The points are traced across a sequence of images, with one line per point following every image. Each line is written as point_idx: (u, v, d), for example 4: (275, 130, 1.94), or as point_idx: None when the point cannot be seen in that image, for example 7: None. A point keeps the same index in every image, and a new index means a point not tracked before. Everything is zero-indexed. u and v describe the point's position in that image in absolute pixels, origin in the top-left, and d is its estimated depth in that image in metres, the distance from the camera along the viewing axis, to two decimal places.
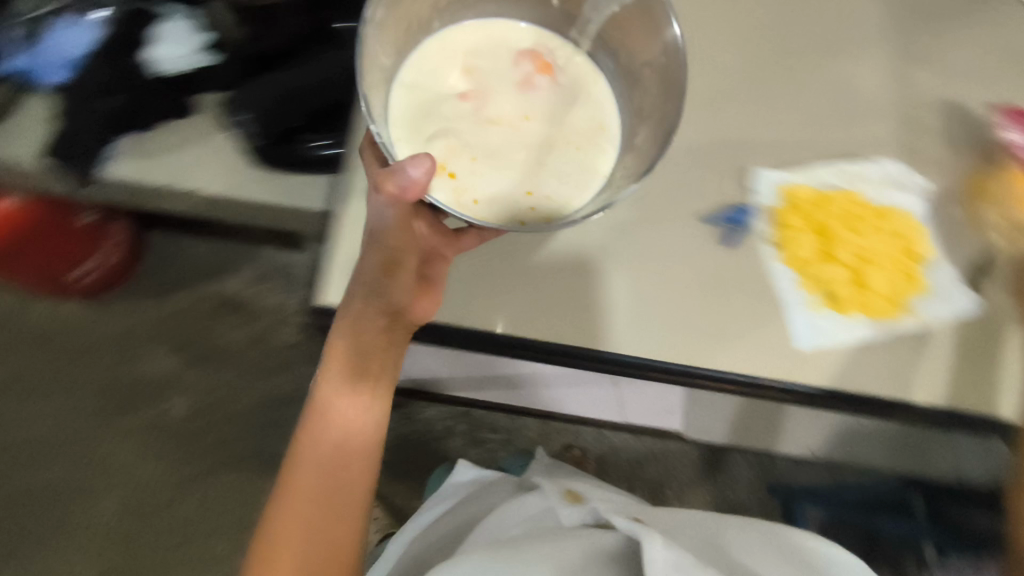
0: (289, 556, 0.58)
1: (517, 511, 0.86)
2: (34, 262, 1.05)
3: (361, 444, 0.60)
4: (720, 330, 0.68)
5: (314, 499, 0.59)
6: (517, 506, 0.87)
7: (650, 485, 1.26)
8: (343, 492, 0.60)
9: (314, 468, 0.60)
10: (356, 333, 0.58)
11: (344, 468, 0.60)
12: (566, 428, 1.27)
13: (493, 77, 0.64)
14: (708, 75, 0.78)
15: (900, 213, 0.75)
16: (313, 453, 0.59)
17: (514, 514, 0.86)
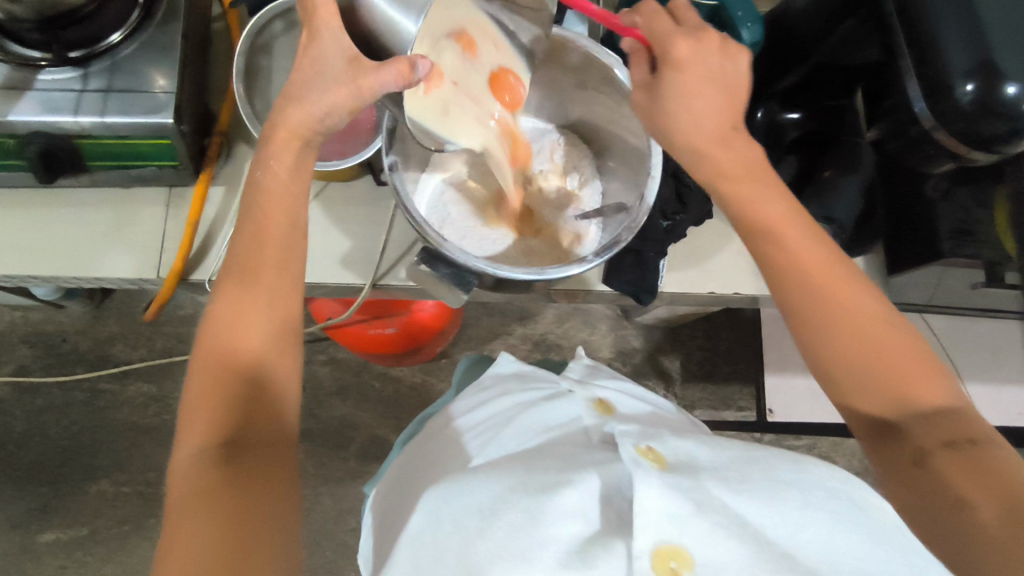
0: (205, 386, 0.42)
1: (523, 389, 0.65)
2: (419, 342, 0.99)
3: (242, 342, 0.43)
4: (820, 290, 0.45)
5: (213, 381, 0.42)
6: (486, 378, 0.70)
7: (735, 366, 1.22)
8: (276, 333, 0.44)
9: (212, 364, 0.42)
10: (274, 205, 0.45)
11: (228, 360, 0.42)
12: (630, 357, 1.24)
13: (438, 48, 0.48)
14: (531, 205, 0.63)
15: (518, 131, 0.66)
16: (265, 231, 0.45)
17: (494, 392, 0.67)
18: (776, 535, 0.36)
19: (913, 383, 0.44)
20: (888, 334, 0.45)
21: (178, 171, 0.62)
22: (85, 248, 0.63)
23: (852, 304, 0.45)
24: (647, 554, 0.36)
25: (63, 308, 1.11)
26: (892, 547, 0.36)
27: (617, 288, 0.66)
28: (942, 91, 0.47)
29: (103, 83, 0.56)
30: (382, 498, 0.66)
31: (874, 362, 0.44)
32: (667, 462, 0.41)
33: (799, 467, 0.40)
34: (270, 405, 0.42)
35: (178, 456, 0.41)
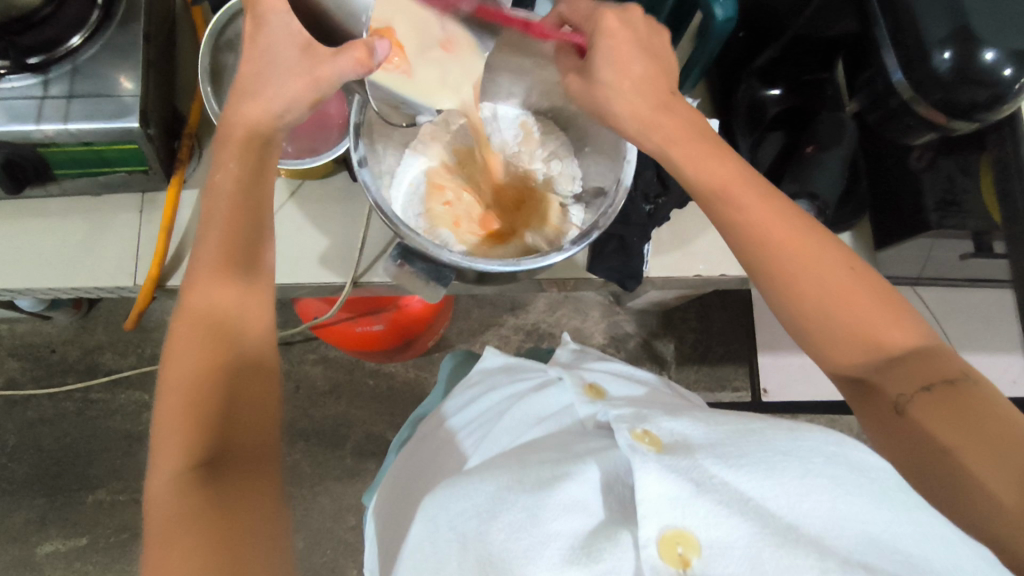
0: (174, 402, 0.40)
1: (513, 382, 0.64)
2: (408, 338, 0.98)
3: (211, 352, 0.41)
4: (787, 263, 0.45)
5: (181, 394, 0.40)
6: (473, 375, 0.69)
7: (728, 347, 1.22)
8: (251, 342, 0.43)
9: (182, 377, 0.40)
10: (237, 203, 0.44)
11: (200, 370, 0.41)
12: (623, 343, 1.24)
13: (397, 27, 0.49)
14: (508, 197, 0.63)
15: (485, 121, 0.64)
16: (227, 233, 0.43)
17: (482, 388, 0.66)
18: (776, 509, 0.35)
19: (879, 327, 0.43)
20: (858, 287, 0.44)
21: (149, 176, 0.61)
22: (61, 259, 0.62)
23: (817, 261, 0.44)
24: (654, 543, 0.35)
25: (49, 319, 1.10)
26: (897, 505, 0.34)
27: (602, 275, 0.65)
28: (919, 60, 0.46)
29: (65, 89, 0.54)
30: (380, 508, 0.64)
31: (846, 315, 0.43)
32: (664, 444, 0.40)
33: (794, 434, 0.38)
34: (250, 412, 0.41)
35: (154, 480, 0.39)
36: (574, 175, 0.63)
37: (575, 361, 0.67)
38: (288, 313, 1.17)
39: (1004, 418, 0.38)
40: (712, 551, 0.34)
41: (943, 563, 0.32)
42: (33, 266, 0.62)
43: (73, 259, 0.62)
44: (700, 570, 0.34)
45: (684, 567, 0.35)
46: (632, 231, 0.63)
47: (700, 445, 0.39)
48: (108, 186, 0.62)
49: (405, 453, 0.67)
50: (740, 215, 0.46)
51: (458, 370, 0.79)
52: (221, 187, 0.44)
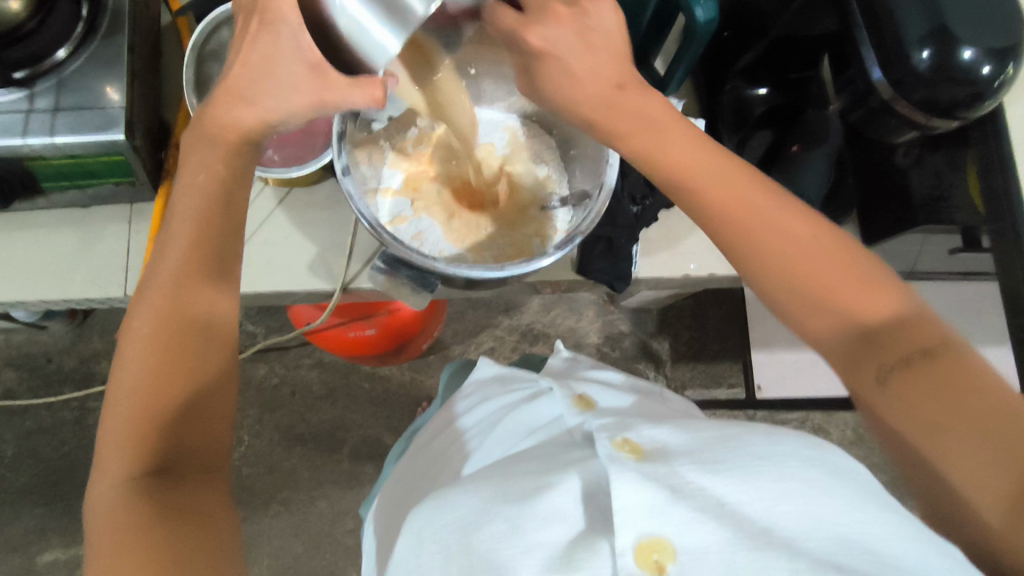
0: (120, 411, 0.40)
1: (505, 392, 0.64)
2: (402, 342, 0.98)
3: (158, 362, 0.40)
4: (754, 238, 0.42)
5: (127, 403, 0.40)
6: (467, 385, 0.69)
7: (723, 344, 1.22)
8: (207, 350, 0.42)
9: (129, 386, 0.40)
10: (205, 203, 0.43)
11: (146, 379, 0.40)
12: (618, 342, 1.24)
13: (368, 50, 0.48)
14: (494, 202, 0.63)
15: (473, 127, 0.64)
16: (184, 239, 0.42)
17: (478, 397, 0.66)
18: (753, 514, 0.35)
19: (846, 294, 0.40)
20: (834, 258, 0.41)
21: (136, 186, 0.61)
22: (50, 271, 0.62)
23: (789, 233, 0.42)
24: (630, 551, 0.36)
25: (45, 329, 1.10)
26: (870, 511, 0.34)
27: (594, 278, 0.65)
28: (898, 60, 0.46)
29: (50, 101, 0.55)
30: (377, 522, 0.64)
31: (823, 290, 0.41)
32: (644, 451, 0.41)
33: (771, 440, 0.39)
34: (204, 426, 0.41)
35: (98, 487, 0.39)
36: (561, 178, 0.63)
37: (567, 369, 0.68)
38: (283, 318, 1.17)
39: (986, 387, 0.35)
40: (687, 557, 0.35)
41: (911, 564, 0.32)
42: (24, 279, 0.62)
43: (63, 270, 0.63)
44: (675, 574, 0.34)
45: (660, 574, 0.35)
46: (619, 233, 0.64)
47: (678, 455, 0.40)
48: (96, 197, 0.62)
49: (399, 466, 0.67)
50: (696, 178, 0.43)
51: (459, 374, 0.80)
52: (200, 186, 0.43)
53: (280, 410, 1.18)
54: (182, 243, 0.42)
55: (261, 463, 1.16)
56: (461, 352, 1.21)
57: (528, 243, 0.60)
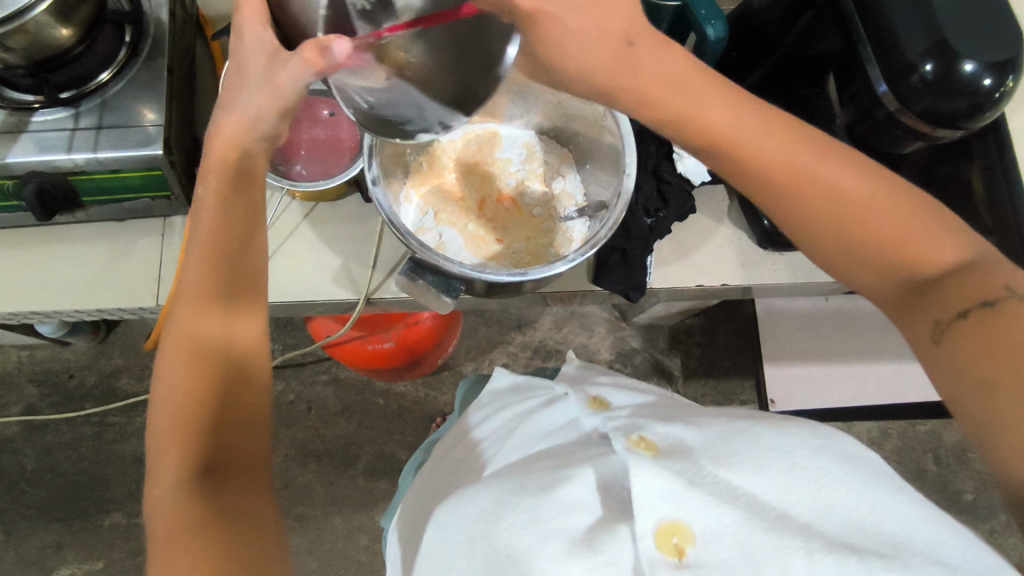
0: (166, 420, 0.41)
1: (521, 399, 0.65)
2: (417, 356, 1.00)
3: (195, 369, 0.42)
4: (798, 176, 0.43)
5: (170, 406, 0.42)
6: (483, 396, 0.70)
7: (735, 360, 1.23)
8: (242, 350, 0.44)
9: (170, 396, 0.42)
10: (230, 212, 0.46)
11: (186, 385, 0.42)
12: (630, 357, 1.25)
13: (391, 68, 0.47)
14: (512, 211, 0.65)
15: (490, 139, 0.67)
16: (207, 246, 0.45)
17: (493, 408, 0.67)
18: (768, 496, 0.37)
19: (917, 244, 0.42)
20: (872, 201, 0.43)
21: (170, 201, 0.64)
22: (86, 283, 0.65)
23: (829, 178, 0.43)
24: (650, 534, 0.37)
25: (68, 345, 1.13)
26: (883, 492, 0.36)
27: (607, 287, 0.67)
28: (900, 73, 0.49)
29: (94, 120, 0.58)
30: (399, 527, 0.64)
31: (874, 224, 0.42)
32: (659, 449, 0.42)
33: (783, 436, 0.40)
34: (242, 428, 0.43)
35: (153, 493, 0.41)
36: (577, 191, 0.66)
37: (585, 376, 0.69)
38: (300, 334, 1.19)
39: None
40: (705, 539, 0.36)
41: (924, 540, 0.34)
42: (59, 289, 0.65)
43: (96, 282, 0.65)
44: (694, 560, 0.36)
45: (679, 557, 0.36)
46: (635, 242, 0.65)
47: (694, 448, 0.41)
48: (132, 212, 0.65)
49: (419, 477, 0.68)
50: (733, 138, 0.44)
51: (475, 390, 0.81)
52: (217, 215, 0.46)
53: (295, 426, 1.19)
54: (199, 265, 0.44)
55: (277, 478, 1.17)
56: (474, 368, 1.23)
57: (543, 251, 0.62)
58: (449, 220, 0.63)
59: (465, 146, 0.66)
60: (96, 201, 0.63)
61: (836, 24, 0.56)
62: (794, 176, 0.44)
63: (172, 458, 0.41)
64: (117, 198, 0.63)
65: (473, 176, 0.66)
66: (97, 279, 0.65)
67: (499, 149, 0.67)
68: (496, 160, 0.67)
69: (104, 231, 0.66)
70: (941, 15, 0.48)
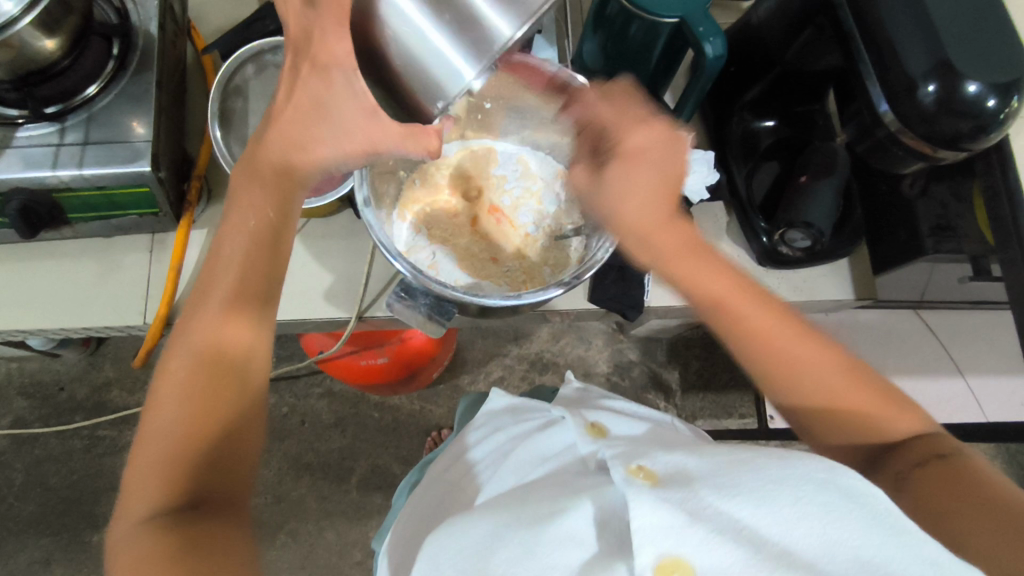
0: (149, 445, 0.40)
1: (517, 423, 0.64)
2: (413, 371, 0.98)
3: (192, 395, 0.41)
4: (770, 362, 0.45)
5: (163, 430, 0.40)
6: (479, 415, 0.69)
7: (734, 374, 1.22)
8: (246, 382, 0.43)
9: (163, 419, 0.41)
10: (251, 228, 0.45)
11: (180, 410, 0.41)
12: (628, 370, 1.24)
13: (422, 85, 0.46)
14: (507, 229, 0.64)
15: (486, 155, 0.66)
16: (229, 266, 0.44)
17: (488, 430, 0.66)
18: (770, 534, 0.35)
19: (865, 411, 0.44)
20: (839, 373, 0.44)
21: (158, 217, 0.63)
22: (73, 300, 0.63)
23: (795, 356, 0.44)
24: (649, 568, 0.36)
25: (58, 357, 1.11)
26: (892, 530, 0.34)
27: (605, 306, 0.66)
28: (903, 94, 0.48)
29: (81, 136, 0.56)
30: (390, 550, 0.63)
31: (840, 397, 0.44)
32: (659, 478, 0.41)
33: (786, 468, 0.38)
34: (229, 467, 0.41)
35: (125, 518, 0.39)
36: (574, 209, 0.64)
37: (583, 397, 0.68)
38: (294, 347, 1.18)
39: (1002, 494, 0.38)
40: None
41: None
42: (45, 306, 0.63)
43: (83, 298, 0.64)
44: None
45: None
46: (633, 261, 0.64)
47: (698, 477, 0.40)
48: (120, 229, 0.64)
49: (410, 500, 0.67)
50: (731, 311, 0.46)
51: (470, 406, 0.80)
52: (248, 228, 0.44)
53: (288, 440, 1.18)
54: (224, 289, 0.44)
55: (270, 493, 1.15)
56: (470, 381, 1.21)
57: (538, 270, 0.62)
58: (442, 240, 0.62)
59: (460, 163, 0.65)
60: (83, 218, 0.61)
61: (837, 42, 0.56)
62: (762, 358, 0.45)
63: (152, 485, 0.39)
64: (105, 214, 0.61)
65: (468, 194, 0.65)
66: (84, 296, 0.64)
67: (495, 166, 0.66)
68: (491, 178, 0.66)
69: (91, 247, 0.65)
70: (945, 34, 0.47)
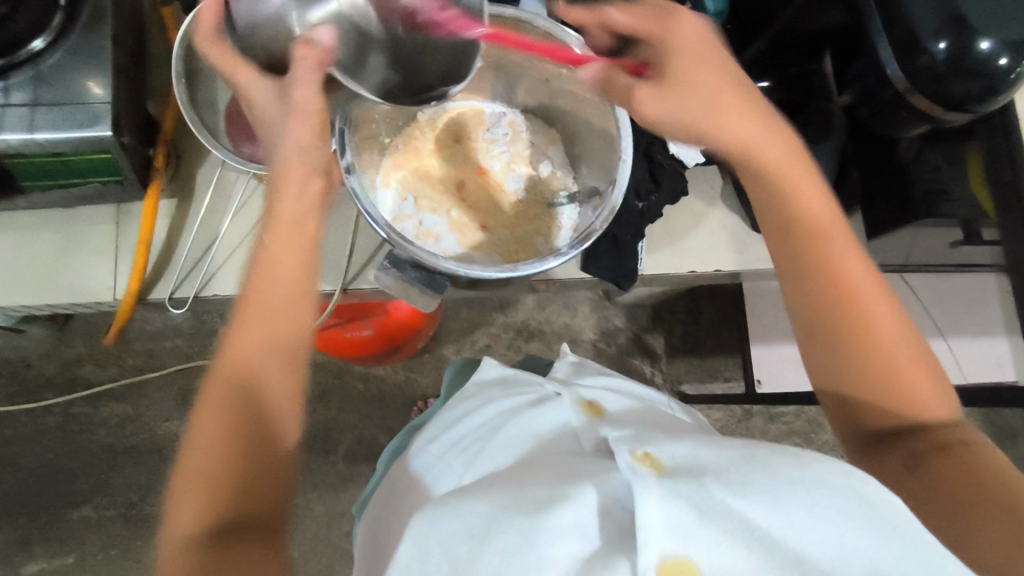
0: (192, 473, 0.38)
1: (508, 396, 0.62)
2: (397, 342, 0.96)
3: (232, 419, 0.39)
4: (849, 297, 0.43)
5: (203, 454, 0.38)
6: (467, 386, 0.67)
7: (719, 339, 1.22)
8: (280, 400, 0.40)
9: (207, 444, 0.38)
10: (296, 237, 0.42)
11: (222, 437, 0.38)
12: (613, 336, 1.23)
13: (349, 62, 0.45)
14: (498, 195, 0.61)
15: (475, 117, 0.62)
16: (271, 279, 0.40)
17: (477, 403, 0.64)
18: (784, 538, 0.34)
19: (917, 388, 0.43)
20: (903, 338, 0.43)
21: (123, 185, 0.58)
22: (34, 274, 0.60)
23: (872, 309, 0.43)
24: (654, 569, 0.36)
25: (23, 333, 1.06)
26: (907, 544, 0.33)
27: (596, 275, 0.64)
28: (912, 53, 0.46)
29: (30, 96, 0.52)
30: (372, 521, 0.63)
31: (904, 367, 0.42)
32: (665, 467, 0.40)
33: (807, 461, 0.37)
34: (264, 492, 0.38)
35: (165, 548, 0.37)
36: (566, 175, 0.62)
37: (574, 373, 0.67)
38: None
39: None
40: None
41: None
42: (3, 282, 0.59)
43: (44, 273, 0.60)
44: None
45: None
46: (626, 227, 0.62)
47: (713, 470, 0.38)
48: (81, 198, 0.59)
49: (392, 473, 0.66)
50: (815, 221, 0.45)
51: (459, 375, 0.78)
52: (285, 231, 0.41)
53: None
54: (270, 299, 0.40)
55: None
56: (455, 350, 1.20)
57: (530, 239, 0.59)
58: (429, 206, 0.59)
59: (448, 126, 0.62)
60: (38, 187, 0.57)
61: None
62: (841, 295, 0.43)
63: (195, 513, 0.37)
64: (63, 183, 0.57)
65: (455, 159, 0.61)
66: (45, 270, 0.60)
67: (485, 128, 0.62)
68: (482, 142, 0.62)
69: (49, 216, 0.61)
70: None
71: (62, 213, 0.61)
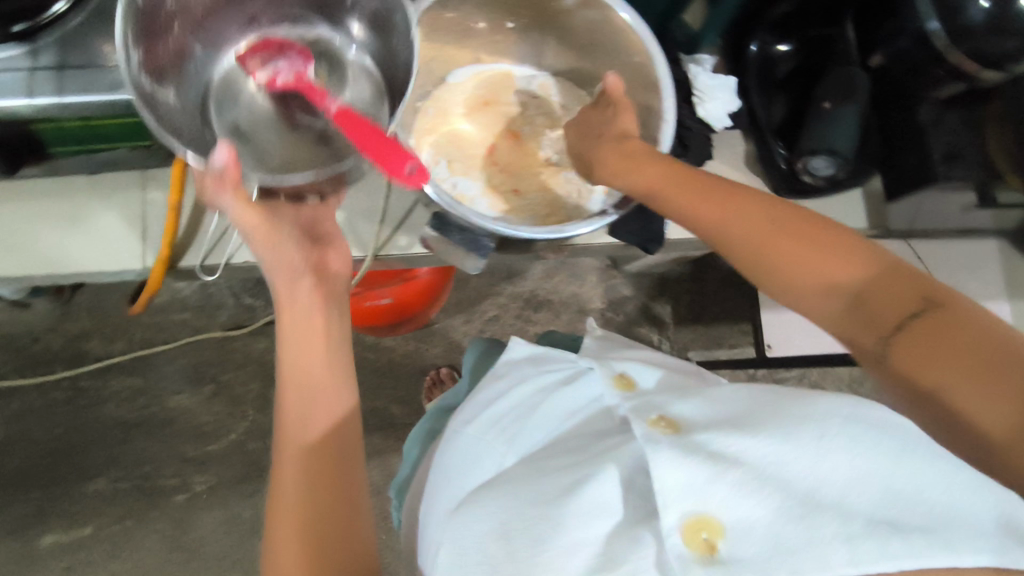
0: (283, 533, 0.43)
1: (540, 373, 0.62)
2: (413, 311, 0.97)
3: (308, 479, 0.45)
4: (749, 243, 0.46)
5: (291, 508, 0.44)
6: (498, 366, 0.65)
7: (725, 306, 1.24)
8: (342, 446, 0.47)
9: (290, 501, 0.44)
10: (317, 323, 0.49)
11: (303, 492, 0.44)
12: (621, 305, 1.24)
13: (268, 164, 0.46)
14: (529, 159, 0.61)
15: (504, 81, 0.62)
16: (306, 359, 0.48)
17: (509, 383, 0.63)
18: (799, 471, 0.36)
19: (855, 278, 0.43)
20: (828, 239, 0.45)
21: (150, 151, 0.57)
22: (58, 243, 0.59)
23: (777, 239, 0.45)
24: (677, 531, 0.37)
25: (28, 307, 1.05)
26: (919, 456, 0.35)
27: (624, 239, 0.64)
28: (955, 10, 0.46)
29: (56, 58, 0.50)
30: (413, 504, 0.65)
31: (830, 270, 0.44)
32: (679, 425, 0.43)
33: (813, 406, 0.40)
34: (345, 528, 0.45)
35: None
36: None
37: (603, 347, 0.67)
38: None
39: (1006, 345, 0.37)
40: (734, 531, 0.36)
41: (976, 504, 0.33)
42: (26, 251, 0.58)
43: (69, 241, 0.59)
44: (725, 554, 0.35)
45: (711, 552, 0.36)
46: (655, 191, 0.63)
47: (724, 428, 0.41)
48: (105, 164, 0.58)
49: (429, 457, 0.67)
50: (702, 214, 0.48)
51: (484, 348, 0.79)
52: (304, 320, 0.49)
53: None
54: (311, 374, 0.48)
55: None
56: (465, 320, 1.20)
57: (562, 202, 0.59)
58: (462, 169, 0.59)
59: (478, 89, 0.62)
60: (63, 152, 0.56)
61: None
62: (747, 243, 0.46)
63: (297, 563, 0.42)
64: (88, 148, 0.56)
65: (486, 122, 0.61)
66: (70, 238, 0.59)
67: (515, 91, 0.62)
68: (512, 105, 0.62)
69: (70, 183, 0.59)
70: None
71: (85, 179, 0.60)
